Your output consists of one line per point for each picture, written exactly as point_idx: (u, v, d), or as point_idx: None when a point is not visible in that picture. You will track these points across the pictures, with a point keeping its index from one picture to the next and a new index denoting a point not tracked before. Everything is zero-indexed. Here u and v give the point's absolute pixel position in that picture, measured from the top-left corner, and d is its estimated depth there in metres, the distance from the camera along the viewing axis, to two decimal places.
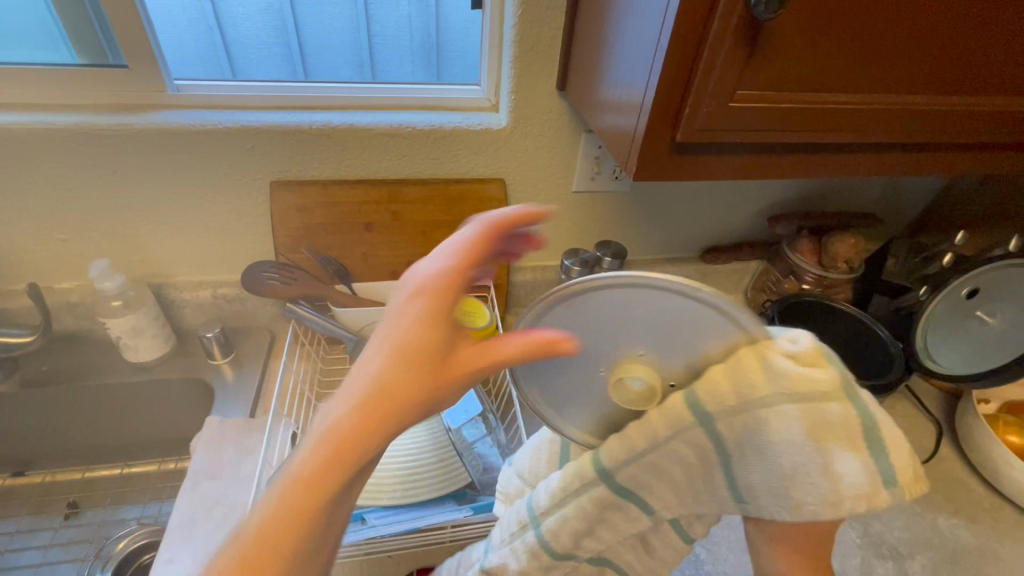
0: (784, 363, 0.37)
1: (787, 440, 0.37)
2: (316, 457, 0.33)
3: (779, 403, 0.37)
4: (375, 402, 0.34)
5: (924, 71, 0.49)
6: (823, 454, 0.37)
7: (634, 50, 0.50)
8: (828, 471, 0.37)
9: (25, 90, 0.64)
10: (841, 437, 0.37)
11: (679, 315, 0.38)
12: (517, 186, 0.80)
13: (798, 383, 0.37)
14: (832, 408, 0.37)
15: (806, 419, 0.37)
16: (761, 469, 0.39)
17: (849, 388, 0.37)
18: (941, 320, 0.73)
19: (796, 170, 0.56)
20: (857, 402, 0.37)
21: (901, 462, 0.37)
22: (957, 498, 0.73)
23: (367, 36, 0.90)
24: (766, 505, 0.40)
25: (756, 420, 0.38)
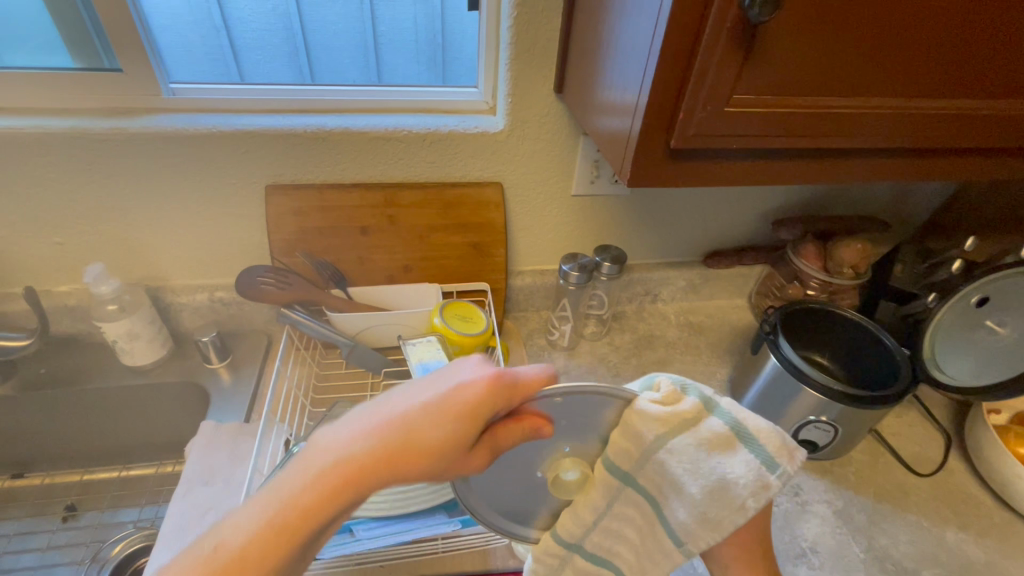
0: (649, 407, 0.42)
1: (682, 472, 0.43)
2: (343, 468, 0.37)
3: (666, 445, 0.43)
4: (381, 467, 0.38)
5: (928, 75, 0.47)
6: (711, 466, 0.42)
7: (628, 53, 0.49)
8: (722, 479, 0.42)
9: (21, 94, 0.64)
10: (722, 450, 0.42)
11: (594, 414, 0.44)
12: (515, 190, 0.79)
13: (667, 418, 0.42)
14: (702, 427, 0.43)
15: (690, 442, 0.43)
16: (681, 505, 0.45)
17: (709, 404, 0.43)
18: (950, 329, 0.71)
19: (797, 176, 0.54)
20: (720, 414, 0.43)
21: (772, 446, 0.42)
22: (965, 512, 0.71)
23: (373, 37, 0.87)
24: (698, 539, 0.46)
25: (656, 472, 0.44)
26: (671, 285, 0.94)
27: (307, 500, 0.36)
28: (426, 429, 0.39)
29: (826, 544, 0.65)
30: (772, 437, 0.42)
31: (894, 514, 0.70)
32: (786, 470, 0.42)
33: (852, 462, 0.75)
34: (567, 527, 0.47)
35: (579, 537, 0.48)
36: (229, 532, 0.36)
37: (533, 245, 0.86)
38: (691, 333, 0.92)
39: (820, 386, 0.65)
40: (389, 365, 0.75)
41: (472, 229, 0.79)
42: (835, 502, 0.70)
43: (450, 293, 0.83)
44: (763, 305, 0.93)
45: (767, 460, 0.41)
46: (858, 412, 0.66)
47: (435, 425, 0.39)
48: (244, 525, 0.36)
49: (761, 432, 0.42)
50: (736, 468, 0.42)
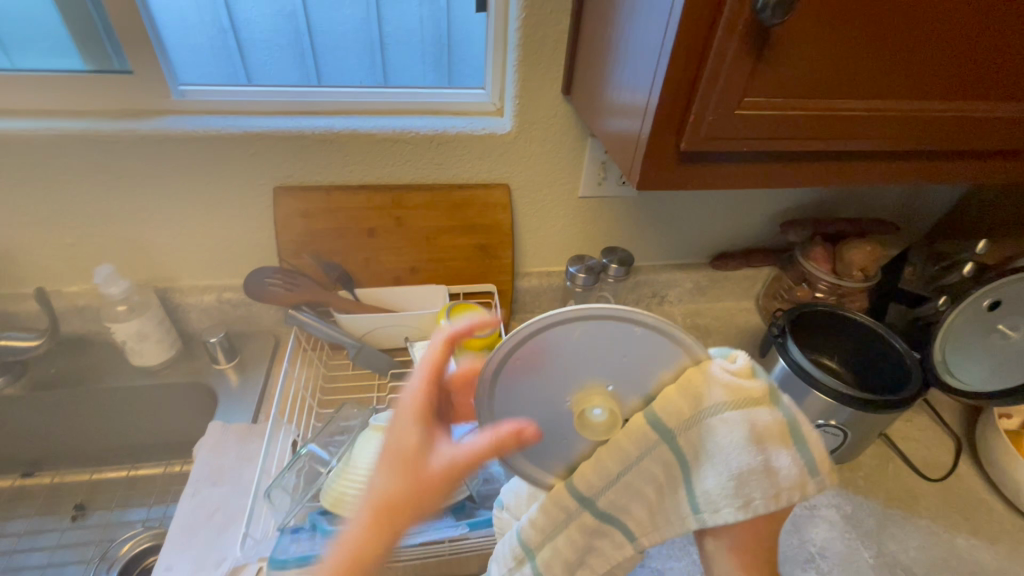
0: (722, 373, 0.42)
1: (731, 444, 0.42)
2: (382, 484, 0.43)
3: (722, 413, 0.42)
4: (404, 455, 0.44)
5: (941, 77, 0.47)
6: (761, 452, 0.42)
7: (638, 54, 0.49)
8: (767, 463, 0.42)
9: (32, 96, 0.64)
10: (777, 439, 0.43)
11: (630, 346, 0.44)
12: (522, 192, 0.79)
13: (734, 389, 0.42)
14: (764, 410, 0.43)
15: (746, 419, 0.42)
16: (715, 475, 0.43)
17: (775, 394, 0.44)
18: (963, 333, 0.70)
19: (808, 179, 0.54)
20: (781, 407, 0.44)
21: (818, 452, 0.44)
22: (976, 517, 0.70)
23: (379, 37, 0.86)
24: (719, 510, 0.43)
25: (704, 433, 0.43)
26: (678, 287, 0.93)
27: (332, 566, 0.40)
28: (399, 441, 0.44)
29: (835, 550, 0.65)
30: (820, 445, 0.44)
31: (904, 520, 0.69)
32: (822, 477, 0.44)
33: (861, 466, 0.75)
34: (585, 476, 0.45)
35: (596, 491, 0.45)
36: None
37: (540, 246, 0.86)
38: (699, 335, 0.92)
39: (830, 390, 0.64)
40: (396, 367, 0.75)
41: (479, 231, 0.79)
42: (844, 506, 0.70)
43: (456, 295, 0.83)
44: (771, 307, 0.92)
45: (814, 464, 0.43)
46: (868, 417, 0.65)
47: (402, 451, 0.44)
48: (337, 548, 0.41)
49: (810, 436, 0.44)
50: (783, 456, 0.43)
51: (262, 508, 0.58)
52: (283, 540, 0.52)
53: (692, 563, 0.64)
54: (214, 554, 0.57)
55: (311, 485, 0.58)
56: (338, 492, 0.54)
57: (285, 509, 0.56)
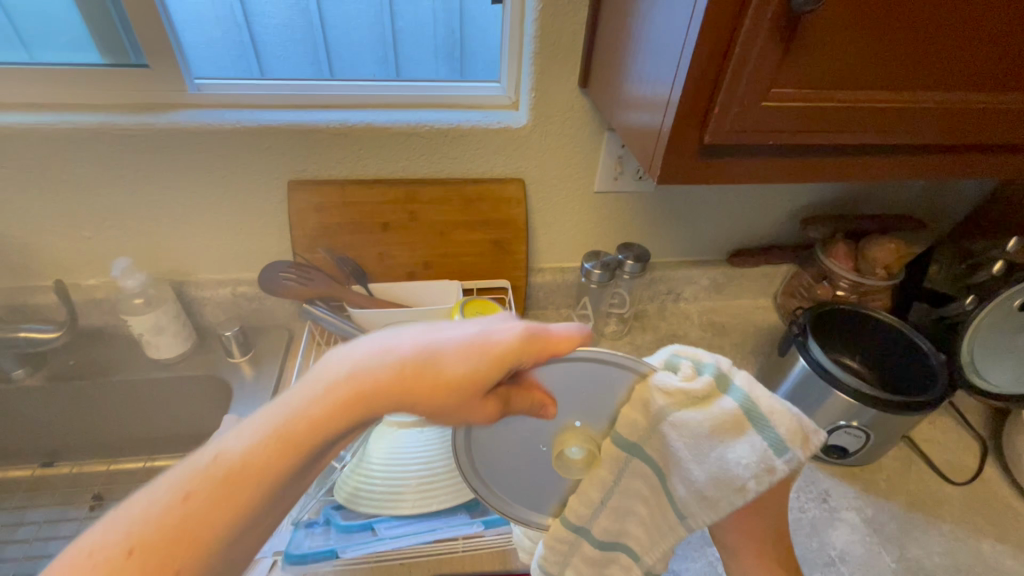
0: (663, 381, 0.40)
1: (684, 450, 0.41)
2: (370, 389, 0.35)
3: (673, 421, 0.40)
4: (408, 391, 0.36)
5: (978, 68, 0.45)
6: (715, 452, 0.40)
7: (660, 45, 0.48)
8: (726, 458, 0.40)
9: (52, 90, 0.65)
10: (730, 431, 0.40)
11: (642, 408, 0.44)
12: (537, 187, 0.78)
13: (677, 393, 0.40)
14: (712, 404, 0.40)
15: (693, 417, 0.40)
16: (681, 480, 0.43)
17: (724, 381, 0.40)
18: (990, 334, 0.68)
19: (834, 173, 0.52)
20: (732, 393, 0.40)
21: (786, 429, 0.39)
22: (1002, 523, 0.68)
23: (392, 31, 0.85)
24: (694, 514, 0.44)
25: (662, 441, 0.42)
26: (694, 284, 0.92)
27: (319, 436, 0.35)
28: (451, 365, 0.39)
29: (855, 553, 0.63)
30: (789, 422, 0.39)
31: (927, 524, 0.67)
32: (796, 455, 0.39)
33: (882, 468, 0.73)
34: (577, 510, 0.45)
35: (586, 521, 0.46)
36: (226, 440, 0.33)
37: (555, 242, 0.85)
38: (715, 333, 0.91)
39: (851, 391, 0.63)
40: None
41: (493, 226, 0.78)
42: (865, 509, 0.68)
43: (470, 290, 0.82)
44: (790, 305, 0.90)
45: (776, 444, 0.39)
46: (891, 418, 0.63)
47: (465, 357, 0.38)
48: (244, 442, 0.33)
49: (774, 415, 0.39)
50: (737, 446, 0.39)
51: None
52: (298, 534, 0.52)
53: (712, 564, 0.61)
54: None
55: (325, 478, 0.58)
56: (351, 488, 0.54)
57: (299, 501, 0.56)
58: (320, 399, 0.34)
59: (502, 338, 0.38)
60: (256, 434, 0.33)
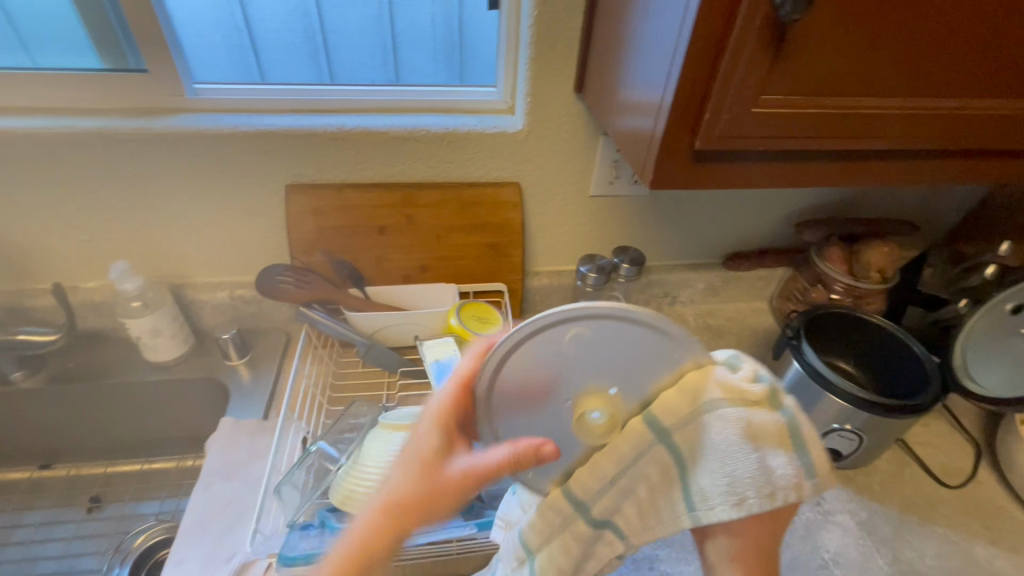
0: (724, 375, 0.43)
1: (725, 445, 0.42)
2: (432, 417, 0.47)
3: (721, 413, 0.42)
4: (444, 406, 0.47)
5: (967, 76, 0.46)
6: (755, 454, 0.42)
7: (652, 52, 0.48)
8: (762, 464, 0.43)
9: (51, 95, 0.65)
10: (771, 441, 0.43)
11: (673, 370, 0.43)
12: (533, 191, 0.78)
13: (734, 390, 0.43)
14: (762, 412, 0.43)
15: (740, 417, 0.42)
16: (710, 473, 0.43)
17: (774, 398, 0.44)
18: (983, 336, 0.69)
19: (826, 178, 0.53)
20: (781, 411, 0.44)
21: (816, 455, 0.44)
22: (995, 526, 0.68)
23: (392, 36, 0.85)
24: (714, 507, 0.43)
25: (700, 431, 0.43)
26: (690, 287, 0.92)
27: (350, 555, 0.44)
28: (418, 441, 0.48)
29: (848, 555, 0.64)
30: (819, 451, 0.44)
31: (921, 526, 0.68)
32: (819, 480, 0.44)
33: (876, 471, 0.73)
34: (585, 484, 0.45)
35: (591, 496, 0.45)
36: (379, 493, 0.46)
37: (551, 245, 0.85)
38: (711, 336, 0.91)
39: (844, 393, 0.63)
40: (406, 365, 0.74)
41: (489, 229, 0.78)
42: (859, 512, 0.69)
43: (466, 293, 0.83)
44: (785, 308, 0.90)
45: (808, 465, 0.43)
46: (884, 422, 0.64)
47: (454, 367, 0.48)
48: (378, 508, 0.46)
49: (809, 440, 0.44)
50: (779, 457, 0.43)
51: (272, 504, 0.59)
52: (293, 537, 0.52)
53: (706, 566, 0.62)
54: (224, 550, 0.58)
55: (320, 482, 0.58)
56: (346, 491, 0.54)
57: (294, 506, 0.56)
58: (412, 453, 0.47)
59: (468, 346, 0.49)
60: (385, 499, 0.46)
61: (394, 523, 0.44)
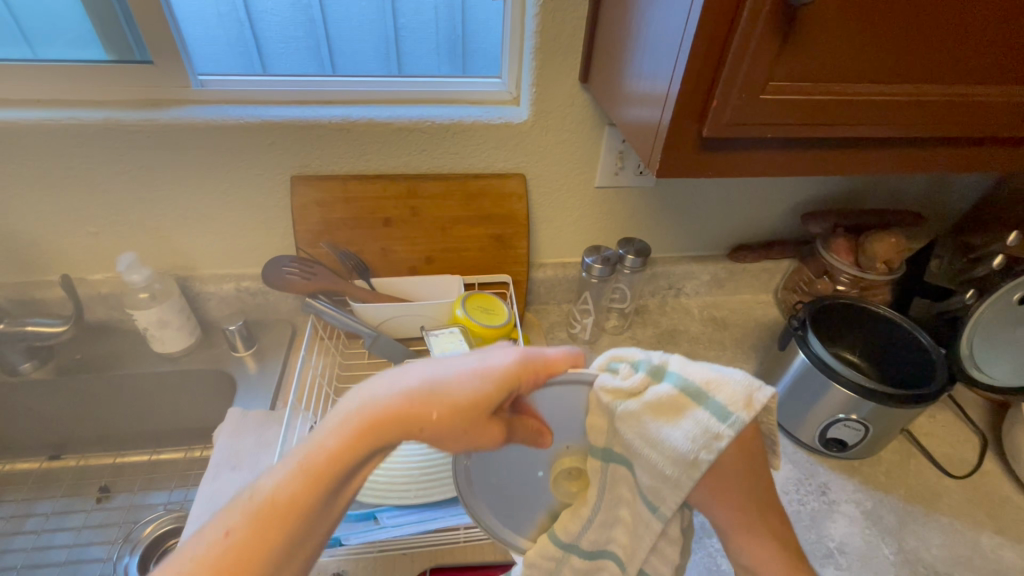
0: (602, 382, 0.42)
1: (635, 443, 0.41)
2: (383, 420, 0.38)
3: (620, 416, 0.41)
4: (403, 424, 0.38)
5: (977, 61, 0.45)
6: (659, 435, 0.40)
7: (659, 40, 0.48)
8: (675, 438, 0.40)
9: (58, 86, 0.66)
10: (670, 413, 0.40)
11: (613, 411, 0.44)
12: (538, 182, 0.78)
13: (614, 391, 0.41)
14: (648, 391, 0.41)
15: (633, 409, 0.41)
16: (643, 468, 0.42)
17: (658, 373, 0.41)
18: (991, 326, 0.68)
19: (833, 167, 0.53)
20: (668, 378, 0.41)
21: (727, 396, 0.39)
22: (1001, 516, 0.68)
23: (394, 28, 0.86)
24: (666, 497, 0.43)
25: (620, 437, 0.43)
26: (694, 279, 0.92)
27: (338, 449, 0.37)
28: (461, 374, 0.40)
29: (853, 544, 0.64)
30: (732, 391, 0.39)
31: (926, 517, 0.68)
32: (742, 419, 0.38)
33: (882, 461, 0.73)
34: (567, 527, 0.46)
35: (576, 537, 0.46)
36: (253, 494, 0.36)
37: (556, 237, 0.85)
38: (715, 327, 0.91)
39: (850, 383, 0.63)
40: (411, 356, 0.75)
41: (494, 221, 0.78)
42: (865, 502, 0.69)
43: (471, 285, 0.83)
44: (790, 300, 0.90)
45: (716, 413, 0.39)
46: (890, 412, 0.64)
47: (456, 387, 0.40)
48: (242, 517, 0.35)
49: (715, 386, 0.40)
50: (684, 424, 0.40)
51: None
52: None
53: (710, 555, 0.62)
54: None
55: None
56: None
57: None
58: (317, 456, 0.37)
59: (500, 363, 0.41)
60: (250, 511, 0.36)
61: (374, 440, 0.38)
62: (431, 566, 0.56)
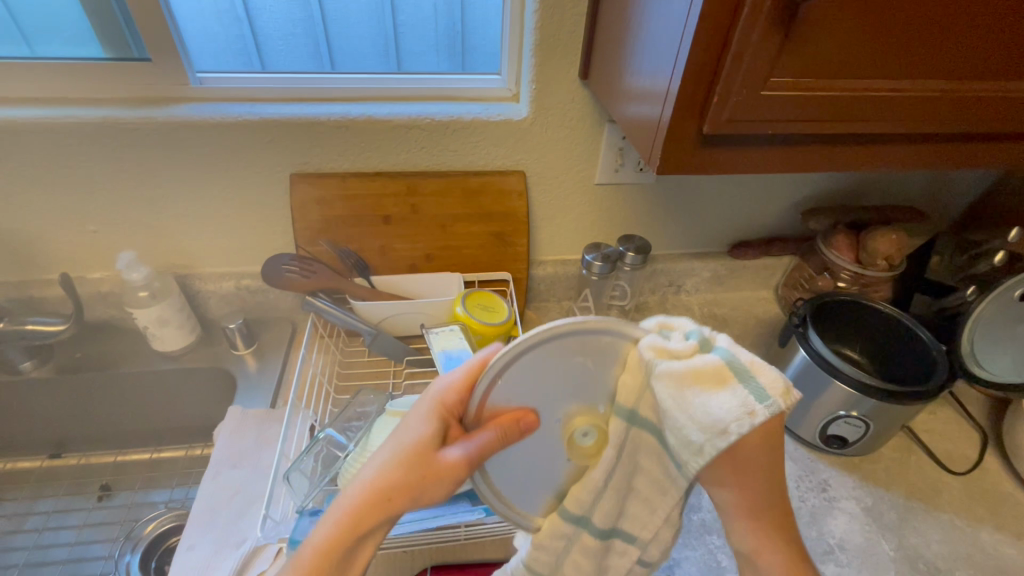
0: (649, 340, 0.39)
1: (667, 401, 0.38)
2: (394, 458, 0.44)
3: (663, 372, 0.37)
4: (407, 460, 0.44)
5: (980, 56, 0.45)
6: (698, 402, 0.37)
7: (660, 35, 0.48)
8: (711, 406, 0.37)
9: (56, 84, 0.65)
10: (712, 381, 0.38)
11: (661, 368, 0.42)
12: (538, 179, 0.78)
13: (660, 349, 0.39)
14: (694, 356, 0.38)
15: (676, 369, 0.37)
16: (669, 428, 0.39)
17: (705, 342, 0.39)
18: (992, 323, 0.68)
19: (834, 163, 0.52)
20: (717, 350, 0.39)
21: (766, 380, 0.37)
22: (1002, 512, 0.68)
23: (393, 24, 0.84)
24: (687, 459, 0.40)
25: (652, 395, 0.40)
26: (695, 276, 0.92)
27: (384, 473, 0.43)
28: (427, 420, 0.45)
29: (854, 540, 0.64)
30: (770, 375, 0.38)
31: (927, 513, 0.68)
32: (779, 402, 0.36)
33: (882, 458, 0.73)
34: (578, 498, 0.46)
35: (588, 507, 0.46)
36: (311, 537, 0.43)
37: (556, 234, 0.85)
38: (716, 325, 0.91)
39: (851, 380, 0.63)
40: (411, 354, 0.75)
41: (494, 218, 0.78)
42: (865, 499, 0.69)
43: (471, 282, 0.83)
44: (791, 297, 0.90)
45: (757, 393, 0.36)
46: (891, 409, 0.64)
47: (434, 407, 0.45)
48: (303, 555, 0.42)
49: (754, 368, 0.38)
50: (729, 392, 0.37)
51: (281, 490, 0.60)
52: (302, 522, 0.52)
53: (711, 552, 0.62)
54: (235, 535, 0.59)
55: (329, 468, 0.58)
56: (354, 476, 0.54)
57: (303, 492, 0.56)
58: (354, 494, 0.43)
59: (464, 375, 0.47)
60: (309, 552, 0.42)
61: (395, 499, 0.43)
62: (431, 565, 0.57)
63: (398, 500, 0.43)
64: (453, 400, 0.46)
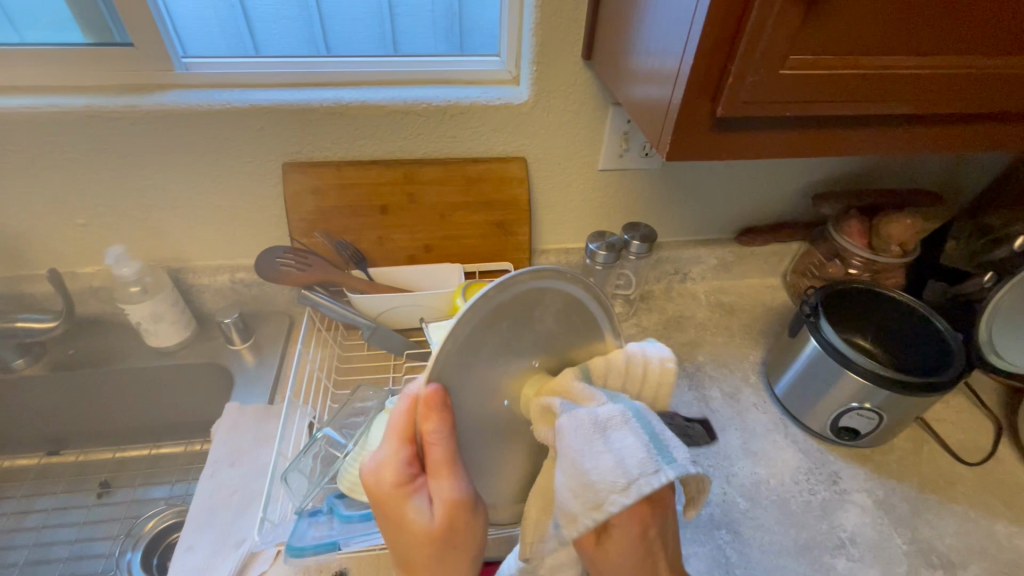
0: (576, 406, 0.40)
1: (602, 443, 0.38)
2: (414, 544, 0.39)
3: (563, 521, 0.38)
4: (422, 541, 0.39)
5: (1012, 30, 0.42)
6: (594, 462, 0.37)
7: (668, 12, 0.45)
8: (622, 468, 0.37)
9: (35, 72, 0.63)
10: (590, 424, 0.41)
11: (598, 336, 0.46)
12: (539, 165, 0.75)
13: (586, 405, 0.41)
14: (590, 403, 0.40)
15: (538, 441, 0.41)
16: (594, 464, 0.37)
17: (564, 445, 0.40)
18: (1010, 311, 0.66)
19: (853, 147, 0.50)
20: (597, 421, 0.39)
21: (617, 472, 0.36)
22: (1016, 503, 0.67)
23: (388, 4, 0.80)
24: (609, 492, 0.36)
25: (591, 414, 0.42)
26: (701, 264, 0.90)
27: (419, 558, 0.40)
28: (404, 514, 0.39)
29: (866, 534, 0.63)
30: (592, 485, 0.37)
31: (940, 506, 0.66)
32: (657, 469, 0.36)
33: (895, 449, 0.72)
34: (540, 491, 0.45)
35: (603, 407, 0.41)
36: None
37: (559, 222, 0.82)
38: (722, 313, 0.89)
39: (866, 371, 0.61)
40: (411, 347, 0.73)
41: (495, 207, 0.76)
42: (877, 491, 0.67)
43: (472, 273, 0.80)
44: (800, 284, 0.87)
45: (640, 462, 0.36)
46: (906, 401, 0.62)
47: (398, 492, 0.39)
48: None
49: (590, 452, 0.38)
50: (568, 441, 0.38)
51: (279, 490, 0.58)
52: (302, 524, 0.51)
53: (721, 548, 0.60)
54: (234, 536, 0.57)
55: (329, 468, 0.56)
56: (356, 476, 0.51)
57: (302, 493, 0.54)
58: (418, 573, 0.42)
59: (399, 446, 0.40)
60: None
61: (459, 562, 0.41)
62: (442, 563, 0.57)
63: (465, 560, 0.41)
64: (396, 479, 0.39)
